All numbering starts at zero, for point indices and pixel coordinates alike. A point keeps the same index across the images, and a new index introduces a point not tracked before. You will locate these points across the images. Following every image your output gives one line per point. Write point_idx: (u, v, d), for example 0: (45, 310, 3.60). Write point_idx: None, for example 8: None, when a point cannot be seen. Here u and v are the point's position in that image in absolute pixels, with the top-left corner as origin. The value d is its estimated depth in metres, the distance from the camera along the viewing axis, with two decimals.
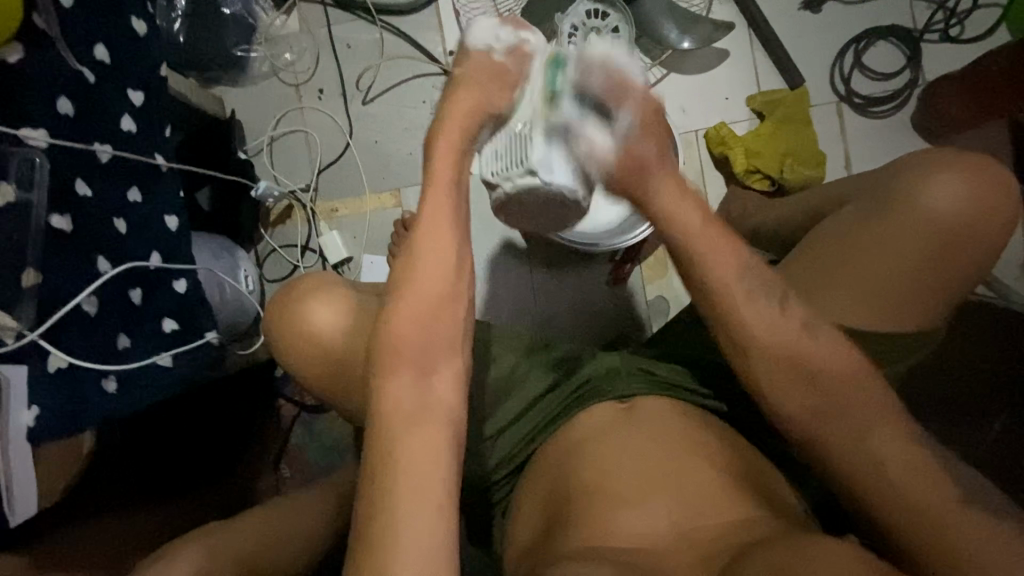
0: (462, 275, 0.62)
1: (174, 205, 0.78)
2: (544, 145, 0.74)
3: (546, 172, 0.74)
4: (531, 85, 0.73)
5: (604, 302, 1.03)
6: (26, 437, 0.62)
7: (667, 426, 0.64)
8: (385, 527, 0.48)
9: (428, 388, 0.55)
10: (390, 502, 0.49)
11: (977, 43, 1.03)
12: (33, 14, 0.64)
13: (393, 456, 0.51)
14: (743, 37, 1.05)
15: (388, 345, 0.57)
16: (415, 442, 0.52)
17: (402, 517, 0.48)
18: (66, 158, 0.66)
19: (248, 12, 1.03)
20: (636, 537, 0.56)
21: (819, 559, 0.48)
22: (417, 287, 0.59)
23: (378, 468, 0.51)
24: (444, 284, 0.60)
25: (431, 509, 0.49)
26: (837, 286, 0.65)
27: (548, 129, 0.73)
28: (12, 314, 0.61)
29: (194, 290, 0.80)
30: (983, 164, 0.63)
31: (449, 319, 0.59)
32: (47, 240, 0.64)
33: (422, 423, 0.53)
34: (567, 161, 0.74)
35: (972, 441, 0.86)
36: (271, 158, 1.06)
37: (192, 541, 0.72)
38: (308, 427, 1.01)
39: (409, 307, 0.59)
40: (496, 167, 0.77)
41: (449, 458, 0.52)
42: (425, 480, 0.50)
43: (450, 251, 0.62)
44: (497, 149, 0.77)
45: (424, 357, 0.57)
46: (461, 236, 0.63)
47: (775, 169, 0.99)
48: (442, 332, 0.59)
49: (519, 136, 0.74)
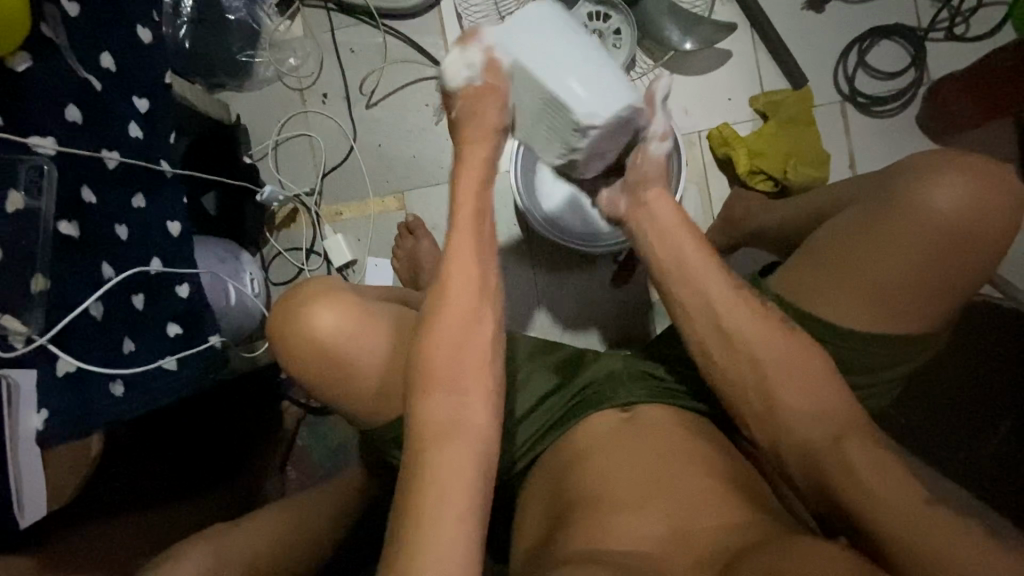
0: (489, 273, 0.61)
1: (177, 210, 0.79)
2: (582, 85, 0.63)
3: (595, 115, 0.63)
4: (523, 73, 0.64)
5: (607, 303, 1.03)
6: (36, 439, 0.64)
7: (671, 433, 0.64)
8: (410, 535, 0.49)
9: (461, 401, 0.55)
10: (409, 510, 0.50)
11: (982, 42, 1.03)
12: (41, 25, 0.65)
13: (420, 471, 0.51)
14: (746, 37, 1.05)
15: (421, 360, 0.56)
16: (449, 456, 0.52)
17: (423, 528, 0.49)
18: (75, 166, 0.67)
19: (252, 18, 1.03)
20: (640, 540, 0.57)
21: (816, 563, 0.48)
22: (450, 299, 0.58)
23: (406, 481, 0.52)
24: (472, 288, 0.59)
25: (456, 520, 0.49)
26: (831, 293, 0.65)
27: (569, 71, 0.63)
28: (23, 321, 0.63)
29: (198, 294, 0.80)
30: (984, 167, 0.63)
31: (481, 335, 0.58)
32: (55, 247, 0.65)
33: (453, 439, 0.53)
34: (614, 81, 0.64)
35: (963, 443, 0.87)
36: (275, 162, 1.07)
37: (200, 542, 0.73)
38: (313, 429, 1.02)
39: (443, 321, 0.58)
40: (553, 147, 0.68)
41: (479, 471, 0.52)
42: (449, 488, 0.50)
43: (479, 254, 0.61)
44: (542, 137, 0.68)
45: (454, 372, 0.56)
46: (491, 250, 0.62)
47: (778, 170, 0.98)
48: (481, 340, 0.58)
49: (553, 102, 0.64)
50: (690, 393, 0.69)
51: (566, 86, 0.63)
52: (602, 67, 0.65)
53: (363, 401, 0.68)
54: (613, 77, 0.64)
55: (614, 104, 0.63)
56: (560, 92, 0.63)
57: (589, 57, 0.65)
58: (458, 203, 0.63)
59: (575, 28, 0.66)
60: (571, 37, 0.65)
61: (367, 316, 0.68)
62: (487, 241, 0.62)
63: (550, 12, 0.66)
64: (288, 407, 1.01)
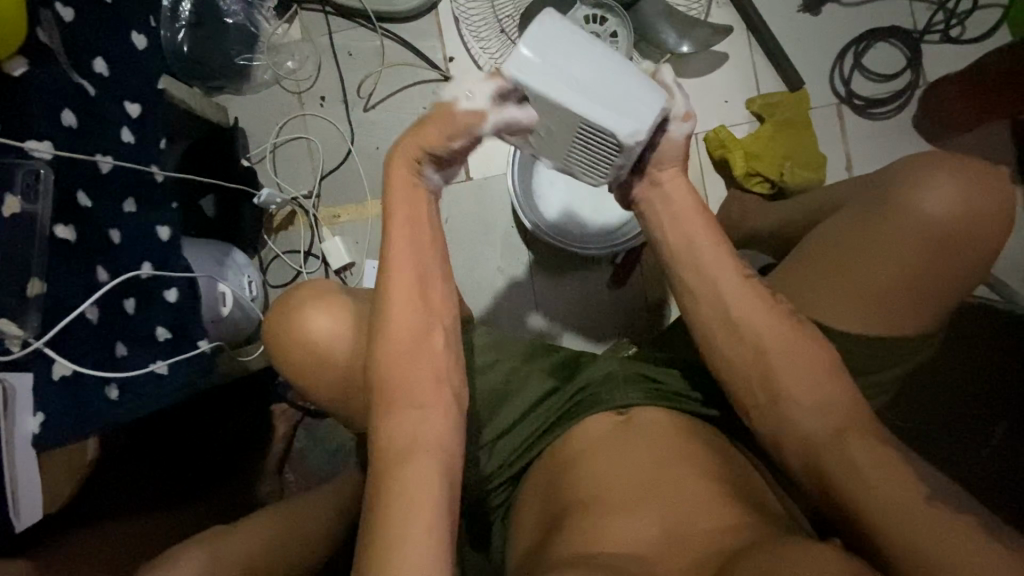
0: (433, 286, 0.59)
1: (167, 216, 0.80)
2: (615, 105, 0.58)
3: (636, 134, 0.59)
4: (546, 108, 0.59)
5: (605, 305, 1.03)
6: (32, 443, 0.64)
7: (665, 435, 0.64)
8: (377, 554, 0.48)
9: (417, 415, 0.54)
10: (390, 520, 0.49)
11: (978, 44, 1.03)
12: (37, 30, 0.65)
13: (386, 484, 0.51)
14: (743, 40, 1.05)
15: (379, 374, 0.56)
16: (410, 473, 0.51)
17: (386, 546, 0.49)
18: (71, 170, 0.68)
19: (251, 21, 1.04)
20: (634, 544, 0.57)
21: (810, 566, 0.48)
22: (394, 308, 0.57)
23: (375, 495, 0.52)
24: (414, 305, 0.57)
25: (420, 536, 0.49)
26: (821, 300, 0.65)
27: (596, 94, 0.58)
28: (20, 324, 0.62)
29: (186, 297, 0.81)
30: (978, 169, 0.63)
31: (434, 343, 0.57)
32: (52, 251, 0.66)
33: (414, 455, 0.53)
34: (649, 87, 0.60)
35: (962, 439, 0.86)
36: (274, 166, 1.07)
37: (197, 544, 0.73)
38: (310, 433, 1.02)
39: (394, 331, 0.56)
40: (595, 169, 0.65)
41: (442, 486, 0.52)
42: (414, 503, 0.50)
43: (419, 265, 0.59)
44: (578, 163, 0.64)
45: (409, 384, 0.55)
46: (439, 251, 0.61)
47: (775, 173, 0.98)
48: (429, 358, 0.57)
49: (595, 133, 0.60)
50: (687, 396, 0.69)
51: (597, 110, 0.58)
52: (623, 74, 0.59)
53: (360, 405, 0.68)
54: (646, 84, 0.60)
55: (653, 116, 0.59)
56: (605, 124, 0.58)
57: (607, 68, 0.58)
58: (389, 210, 0.59)
59: (588, 40, 0.58)
60: (590, 54, 0.58)
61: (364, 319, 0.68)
62: (438, 241, 0.61)
63: (556, 29, 0.58)
64: (285, 409, 1.01)
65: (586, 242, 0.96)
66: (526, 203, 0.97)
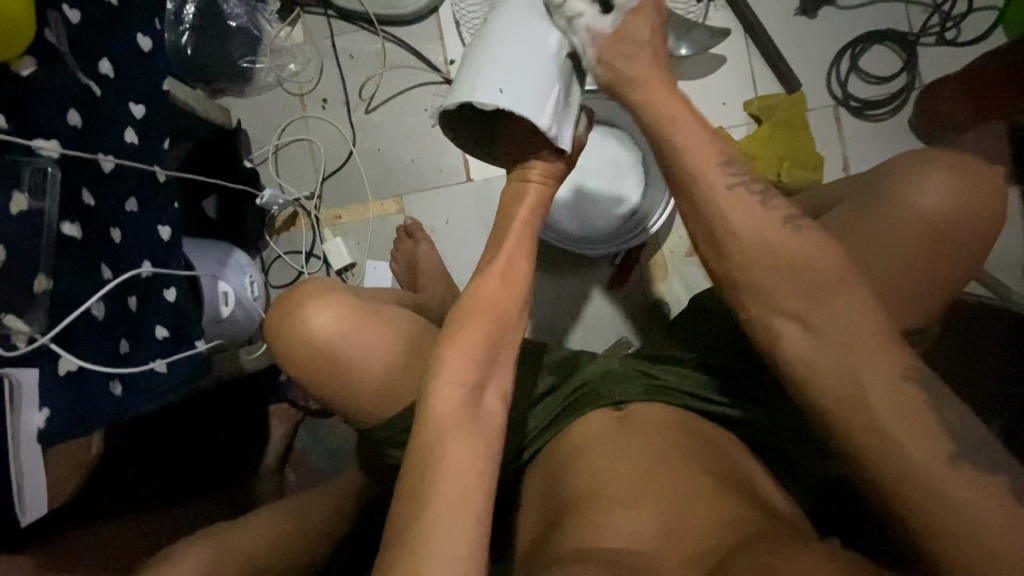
0: (509, 301, 0.60)
1: (169, 215, 0.79)
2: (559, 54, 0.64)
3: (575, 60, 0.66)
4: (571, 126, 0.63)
5: (604, 304, 1.04)
6: (36, 439, 0.64)
7: (666, 432, 0.65)
8: (418, 528, 0.47)
9: (477, 398, 0.54)
10: (411, 498, 0.49)
11: (973, 46, 1.04)
12: (44, 30, 0.66)
13: (429, 455, 0.50)
14: (741, 42, 1.07)
15: (441, 354, 0.55)
16: (457, 449, 0.50)
17: (424, 524, 0.47)
18: (75, 169, 0.68)
19: (253, 25, 1.05)
20: (631, 538, 0.57)
21: (801, 560, 0.49)
22: (476, 308, 0.58)
23: (415, 470, 0.50)
24: (495, 308, 0.58)
25: (467, 522, 0.48)
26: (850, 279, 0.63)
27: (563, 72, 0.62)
28: (24, 320, 0.63)
29: (185, 298, 0.81)
30: (968, 162, 0.63)
31: (510, 348, 0.59)
32: (57, 247, 0.67)
33: (472, 430, 0.52)
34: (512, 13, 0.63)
35: (986, 413, 0.80)
36: (276, 168, 1.08)
37: (199, 543, 0.74)
38: (312, 432, 1.03)
39: (470, 324, 0.57)
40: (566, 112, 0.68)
41: (485, 464, 0.51)
42: (462, 480, 0.49)
43: (501, 275, 0.61)
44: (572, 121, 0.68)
45: (483, 365, 0.56)
46: (526, 259, 0.63)
47: (773, 173, 0.99)
48: (501, 366, 0.57)
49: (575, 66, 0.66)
50: (692, 396, 0.69)
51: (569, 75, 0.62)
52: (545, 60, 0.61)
53: (361, 401, 0.69)
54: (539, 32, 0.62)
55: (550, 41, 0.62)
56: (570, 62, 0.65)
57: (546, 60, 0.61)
58: (505, 240, 0.63)
59: (512, 69, 0.60)
60: (532, 59, 0.61)
61: (363, 313, 0.69)
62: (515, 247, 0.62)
63: (526, 93, 0.59)
64: (285, 409, 1.00)
65: (601, 242, 0.97)
66: (554, 236, 0.96)
